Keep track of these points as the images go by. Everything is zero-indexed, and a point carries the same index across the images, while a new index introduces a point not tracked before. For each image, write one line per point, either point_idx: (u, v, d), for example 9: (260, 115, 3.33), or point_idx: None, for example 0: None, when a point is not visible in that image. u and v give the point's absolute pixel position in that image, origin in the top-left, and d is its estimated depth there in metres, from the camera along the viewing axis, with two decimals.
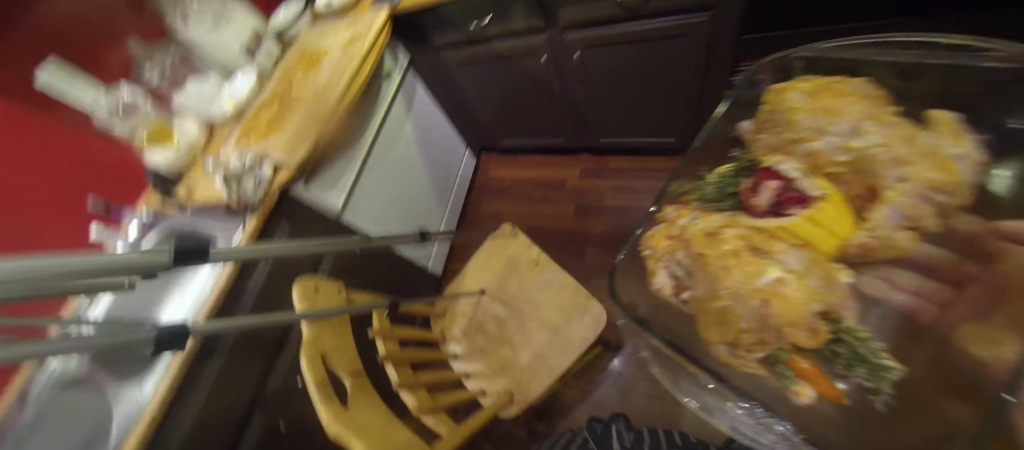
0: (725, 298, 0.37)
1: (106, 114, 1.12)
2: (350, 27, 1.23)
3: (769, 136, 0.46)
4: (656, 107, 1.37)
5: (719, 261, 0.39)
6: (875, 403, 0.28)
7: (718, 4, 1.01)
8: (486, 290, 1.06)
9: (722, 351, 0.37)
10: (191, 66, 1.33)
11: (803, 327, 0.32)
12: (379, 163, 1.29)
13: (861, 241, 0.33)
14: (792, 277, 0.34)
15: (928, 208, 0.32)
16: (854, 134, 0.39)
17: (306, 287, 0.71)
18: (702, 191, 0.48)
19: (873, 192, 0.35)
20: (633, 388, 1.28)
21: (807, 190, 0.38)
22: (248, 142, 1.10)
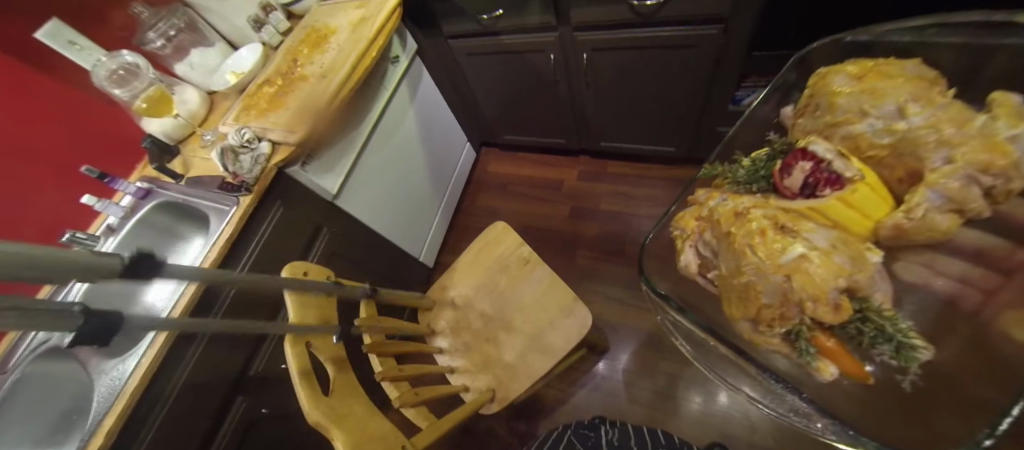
0: (746, 272, 0.28)
1: (104, 78, 1.02)
2: (361, 6, 1.22)
3: (804, 116, 0.37)
4: (661, 112, 1.37)
5: (740, 237, 0.29)
6: (902, 383, 0.28)
7: (731, 17, 1.01)
8: (475, 282, 1.05)
9: (745, 328, 0.31)
10: (198, 33, 1.25)
11: (826, 301, 0.26)
12: (379, 150, 1.28)
13: (896, 223, 0.28)
14: (816, 254, 0.26)
15: (974, 191, 0.27)
16: (905, 110, 0.30)
17: (295, 270, 0.68)
18: (731, 173, 0.39)
19: (918, 177, 0.28)
20: (613, 393, 1.29)
21: (841, 171, 0.30)
22: (248, 119, 1.07)
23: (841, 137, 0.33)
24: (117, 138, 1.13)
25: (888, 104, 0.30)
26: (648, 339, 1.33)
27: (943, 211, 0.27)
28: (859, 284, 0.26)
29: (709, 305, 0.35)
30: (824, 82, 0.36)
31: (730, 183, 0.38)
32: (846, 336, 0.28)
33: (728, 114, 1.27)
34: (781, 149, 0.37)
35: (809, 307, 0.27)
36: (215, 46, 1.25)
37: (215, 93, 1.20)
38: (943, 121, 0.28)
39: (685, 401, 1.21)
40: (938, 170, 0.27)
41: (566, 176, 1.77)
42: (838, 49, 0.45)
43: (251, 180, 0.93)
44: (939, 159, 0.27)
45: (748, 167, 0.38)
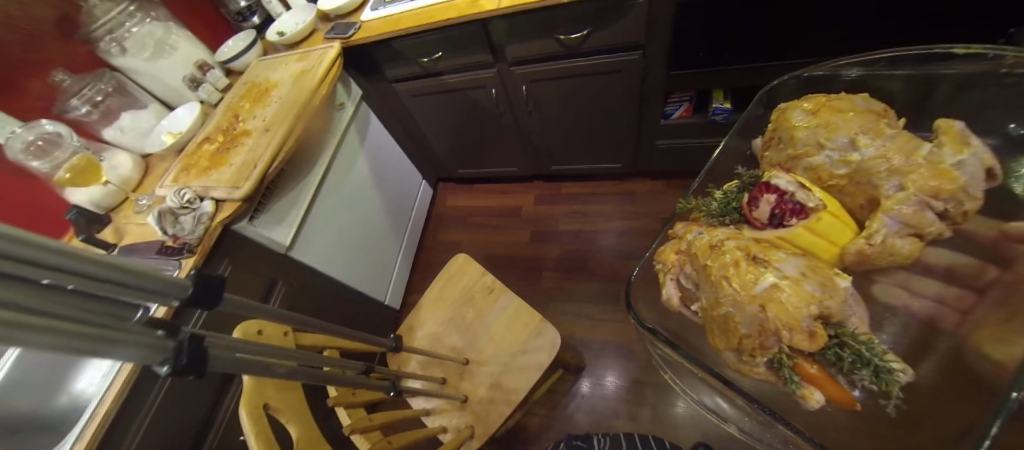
0: (724, 303, 0.29)
1: (20, 150, 0.90)
2: (301, 59, 1.20)
3: (770, 149, 0.40)
4: (606, 134, 1.45)
5: (717, 269, 0.31)
6: (886, 408, 0.28)
7: (647, 44, 1.11)
8: (445, 324, 1.00)
9: (731, 358, 0.30)
10: (128, 96, 1.13)
11: (800, 329, 0.27)
12: (331, 197, 1.22)
13: (859, 248, 0.31)
14: (788, 282, 0.28)
15: (928, 215, 0.30)
16: (857, 142, 0.34)
17: (248, 331, 0.59)
18: (705, 205, 0.40)
19: (874, 203, 0.32)
20: (597, 411, 1.26)
21: (803, 201, 0.33)
22: (188, 179, 0.99)
23: (804, 169, 0.36)
24: (34, 214, 0.98)
25: (840, 136, 0.34)
26: (623, 352, 1.33)
27: (902, 235, 0.30)
28: (831, 310, 0.28)
29: (696, 338, 0.35)
30: (784, 117, 0.39)
31: (704, 217, 0.39)
32: (828, 362, 0.28)
33: (662, 129, 1.38)
34: (751, 181, 0.39)
35: (786, 336, 0.27)
36: (149, 108, 1.16)
37: (150, 155, 1.12)
38: (893, 151, 0.32)
39: (668, 409, 1.20)
40: (892, 197, 0.31)
41: (523, 202, 1.80)
42: (804, 84, 0.49)
43: (194, 240, 0.85)
44: (892, 186, 0.31)
45: (720, 199, 0.39)
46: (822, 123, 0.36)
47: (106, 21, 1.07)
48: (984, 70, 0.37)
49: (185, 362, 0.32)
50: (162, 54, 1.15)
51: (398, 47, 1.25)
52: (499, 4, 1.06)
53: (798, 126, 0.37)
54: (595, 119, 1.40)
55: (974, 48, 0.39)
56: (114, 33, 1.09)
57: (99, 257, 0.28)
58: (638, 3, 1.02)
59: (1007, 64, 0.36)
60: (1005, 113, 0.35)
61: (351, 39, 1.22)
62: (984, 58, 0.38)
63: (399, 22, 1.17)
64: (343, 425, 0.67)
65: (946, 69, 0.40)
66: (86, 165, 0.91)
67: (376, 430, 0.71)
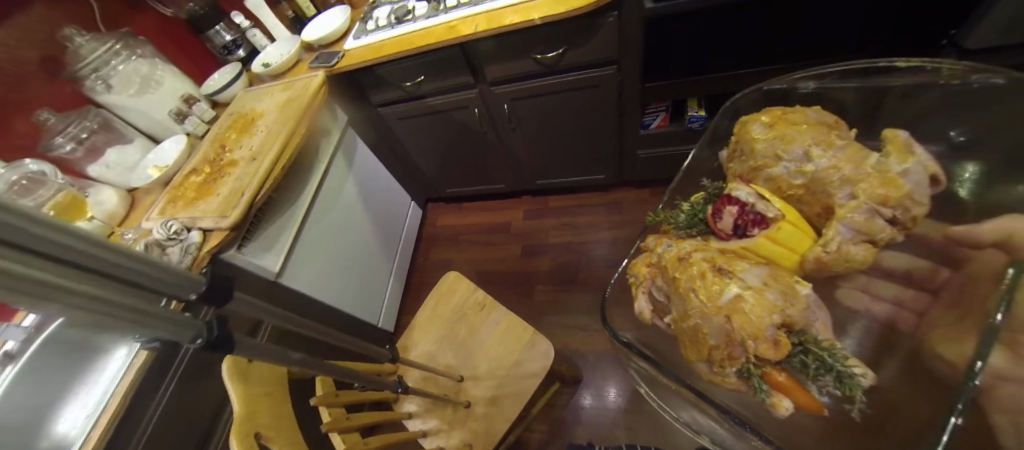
0: (693, 315, 0.29)
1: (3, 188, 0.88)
2: (286, 88, 1.21)
3: (734, 161, 0.40)
4: (587, 147, 1.48)
5: (684, 280, 0.30)
6: (852, 413, 0.28)
7: (621, 59, 1.15)
8: (435, 346, 0.98)
9: (703, 369, 0.30)
10: (113, 131, 1.12)
11: (764, 338, 0.26)
12: (319, 223, 1.21)
13: (816, 256, 0.30)
14: (750, 293, 0.27)
15: (878, 221, 0.30)
16: (810, 153, 0.33)
17: (237, 361, 0.56)
18: (673, 218, 0.40)
19: (829, 211, 0.32)
20: (596, 424, 1.24)
21: (763, 211, 0.33)
22: (174, 211, 0.98)
23: (764, 179, 0.36)
24: None
25: (795, 148, 0.34)
26: (620, 363, 1.32)
27: (856, 242, 0.30)
28: (793, 318, 0.27)
29: (668, 349, 0.34)
30: (744, 129, 0.39)
31: (675, 228, 0.39)
32: (794, 369, 0.27)
33: (642, 139, 1.41)
34: (716, 193, 0.41)
35: (752, 346, 0.27)
36: (134, 143, 1.15)
37: (136, 190, 1.09)
38: (843, 161, 0.32)
39: (669, 418, 1.19)
40: (845, 205, 0.30)
41: (512, 218, 1.81)
42: (764, 96, 0.50)
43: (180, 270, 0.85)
44: (844, 195, 0.31)
45: (687, 211, 0.40)
46: (777, 134, 0.36)
47: (91, 60, 1.07)
48: (930, 81, 0.39)
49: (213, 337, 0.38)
50: (148, 90, 1.15)
51: (381, 73, 1.28)
52: (476, 28, 1.09)
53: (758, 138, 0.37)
54: (576, 133, 1.42)
55: (915, 61, 0.41)
56: (99, 71, 1.08)
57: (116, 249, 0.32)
58: (609, 20, 1.06)
59: (945, 76, 0.39)
60: (949, 121, 0.37)
61: (334, 66, 1.24)
62: (925, 70, 0.40)
63: (380, 50, 1.19)
64: (339, 449, 0.65)
65: (894, 80, 0.41)
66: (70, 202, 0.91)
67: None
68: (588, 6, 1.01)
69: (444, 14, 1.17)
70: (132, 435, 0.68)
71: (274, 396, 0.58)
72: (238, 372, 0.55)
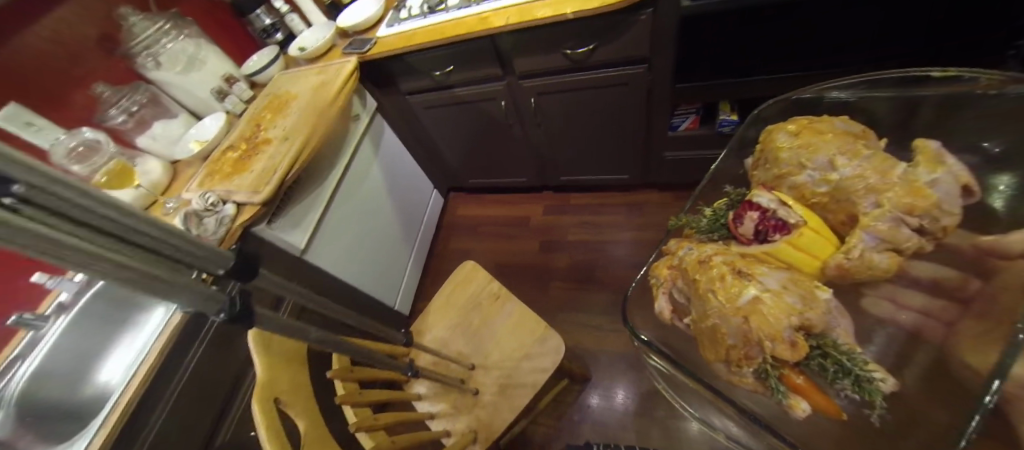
0: (711, 316, 0.29)
1: (62, 154, 0.96)
2: (320, 73, 1.24)
3: (758, 170, 0.40)
4: (613, 145, 1.46)
5: (703, 282, 0.30)
6: (871, 419, 0.27)
7: (653, 58, 1.13)
8: (447, 332, 1.01)
9: (722, 369, 0.30)
10: (160, 106, 1.19)
11: (782, 340, 0.26)
12: (345, 204, 1.25)
13: (837, 263, 0.29)
14: (769, 295, 0.27)
15: (903, 231, 0.29)
16: (835, 163, 0.33)
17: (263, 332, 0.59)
18: (695, 223, 0.40)
19: (855, 220, 0.31)
20: (603, 423, 1.24)
21: (785, 217, 0.32)
22: (212, 184, 1.03)
23: (788, 187, 0.35)
24: None
25: (820, 157, 0.34)
26: (632, 364, 1.31)
27: (881, 250, 0.29)
28: (812, 322, 0.27)
29: (687, 348, 0.34)
30: (769, 138, 0.39)
31: (696, 233, 0.39)
32: (814, 373, 0.27)
33: (670, 141, 1.38)
34: (739, 199, 0.40)
35: (769, 347, 0.27)
36: (178, 118, 1.21)
37: (178, 162, 1.16)
38: (869, 171, 0.31)
39: (678, 423, 1.18)
40: (869, 213, 0.30)
41: (532, 213, 1.81)
42: (789, 105, 0.51)
43: (217, 237, 0.90)
44: (869, 203, 0.30)
45: (710, 216, 0.39)
46: (804, 143, 0.35)
47: (143, 39, 1.14)
48: (964, 90, 0.38)
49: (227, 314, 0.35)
50: (193, 68, 1.20)
51: (411, 62, 1.29)
52: (507, 21, 1.09)
53: (784, 147, 0.37)
54: (602, 130, 1.41)
55: (951, 71, 0.40)
56: (150, 49, 1.15)
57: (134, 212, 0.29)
58: (642, 18, 1.04)
59: (982, 86, 0.37)
60: (986, 131, 0.35)
61: (366, 54, 1.27)
62: (958, 80, 0.39)
63: (412, 39, 1.21)
64: (350, 422, 0.68)
65: (925, 90, 0.41)
66: (122, 170, 1.00)
67: (382, 429, 0.72)
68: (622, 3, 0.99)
69: (477, 5, 1.17)
70: (162, 394, 0.73)
71: (291, 368, 0.61)
72: (263, 342, 0.58)
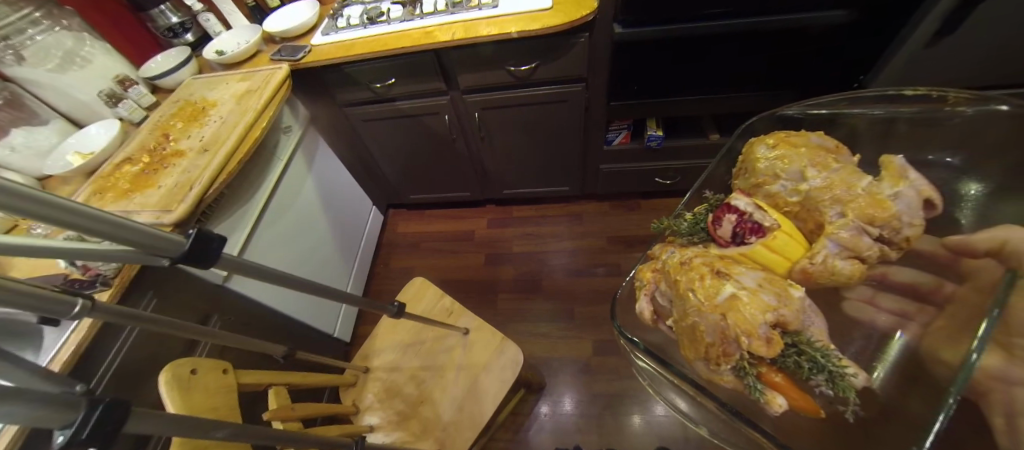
0: (690, 314, 0.30)
1: None
2: (245, 79, 1.13)
3: (738, 178, 0.42)
4: (560, 159, 1.51)
5: (684, 281, 0.32)
6: (846, 415, 0.29)
7: (591, 77, 1.21)
8: (397, 356, 0.94)
9: (701, 368, 0.31)
10: (23, 110, 0.99)
11: (758, 335, 0.28)
12: (275, 221, 1.13)
13: (802, 267, 0.32)
14: (745, 292, 0.29)
15: (865, 239, 0.32)
16: (805, 174, 0.36)
17: (178, 372, 0.51)
18: (675, 226, 0.41)
19: (821, 228, 0.34)
20: (560, 429, 1.24)
21: (761, 220, 0.35)
22: (101, 203, 0.87)
23: (763, 195, 0.38)
24: None
25: (794, 168, 0.36)
26: (581, 370, 1.33)
27: (842, 257, 0.32)
28: (786, 318, 0.29)
29: (674, 349, 0.34)
30: (750, 150, 0.41)
31: (676, 236, 0.40)
32: (789, 369, 0.29)
33: (605, 155, 1.48)
34: (717, 203, 0.41)
35: (745, 343, 0.28)
36: (49, 125, 1.01)
37: (50, 176, 0.98)
38: (836, 182, 0.34)
39: (626, 420, 1.22)
40: (834, 222, 0.33)
41: (476, 226, 1.79)
42: (775, 122, 0.49)
43: (110, 271, 0.74)
44: (834, 213, 0.33)
45: (690, 219, 0.40)
46: (790, 158, 0.37)
47: (2, 26, 0.93)
48: (938, 107, 0.40)
49: (86, 434, 0.27)
50: (71, 66, 1.02)
51: (348, 72, 1.22)
52: (453, 36, 1.09)
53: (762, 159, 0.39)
54: (547, 145, 1.45)
55: (921, 90, 0.42)
56: (10, 40, 0.94)
57: (83, 211, 0.29)
58: (581, 41, 1.10)
59: (949, 103, 0.40)
60: (937, 148, 0.39)
61: (301, 61, 1.17)
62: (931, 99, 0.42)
63: (351, 49, 1.15)
64: None
65: (903, 109, 0.42)
66: None
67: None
68: (564, 26, 1.04)
69: (420, 20, 1.15)
70: None
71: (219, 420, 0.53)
72: (179, 386, 0.50)
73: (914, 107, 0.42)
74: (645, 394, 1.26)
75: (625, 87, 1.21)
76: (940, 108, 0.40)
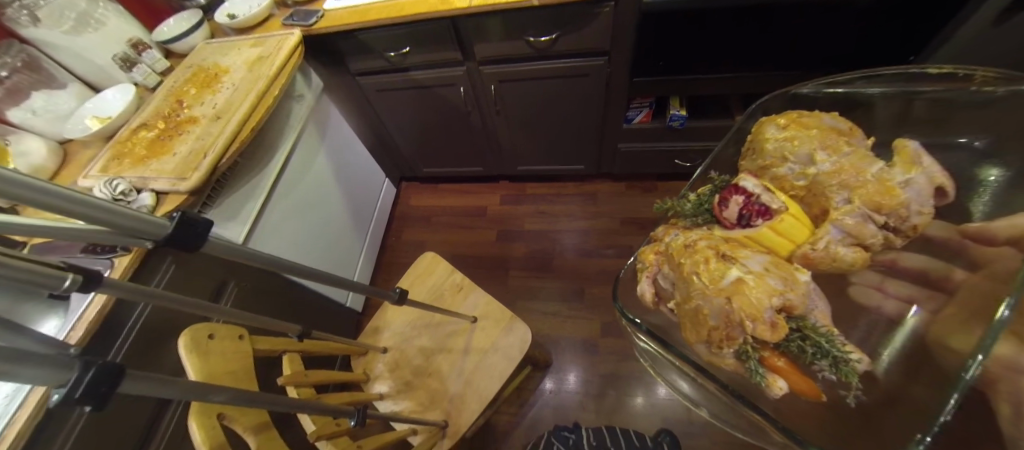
0: (695, 297, 0.30)
1: None
2: (257, 45, 1.12)
3: (745, 159, 0.40)
4: (574, 137, 1.48)
5: (688, 265, 0.31)
6: (847, 399, 0.30)
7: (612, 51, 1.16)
8: (408, 325, 0.98)
9: (702, 350, 0.31)
10: (41, 72, 1.00)
11: (763, 320, 0.28)
12: (289, 191, 1.15)
13: (804, 253, 0.32)
14: (751, 277, 0.29)
15: (869, 226, 0.32)
16: (815, 157, 0.34)
17: (197, 336, 0.54)
18: (680, 207, 0.40)
19: (825, 213, 0.33)
20: (563, 406, 1.28)
21: (768, 203, 0.34)
22: (120, 169, 0.90)
23: (769, 177, 0.36)
24: None
25: (802, 151, 0.35)
26: (586, 349, 1.36)
27: (845, 244, 0.32)
28: (792, 303, 0.29)
29: (675, 331, 0.34)
30: (759, 130, 0.39)
31: (680, 218, 0.39)
32: (793, 354, 0.29)
33: (623, 133, 1.43)
34: (723, 184, 0.40)
35: (749, 327, 0.28)
36: (68, 89, 1.03)
37: (70, 141, 1.01)
38: (846, 167, 0.33)
39: (628, 400, 1.25)
40: (840, 208, 0.32)
41: (488, 203, 1.79)
42: (790, 101, 0.47)
43: None
44: (841, 199, 0.32)
45: (693, 201, 0.39)
46: (797, 139, 0.35)
47: None
48: (963, 86, 0.38)
49: (81, 394, 0.29)
50: (86, 29, 1.02)
51: (362, 39, 1.19)
52: (470, 3, 1.05)
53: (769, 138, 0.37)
54: (562, 121, 1.42)
55: (947, 68, 0.40)
56: (24, 0, 0.95)
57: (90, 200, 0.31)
58: (605, 10, 1.04)
59: (976, 83, 0.38)
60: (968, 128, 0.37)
61: (312, 27, 1.15)
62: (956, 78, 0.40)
63: (365, 15, 1.12)
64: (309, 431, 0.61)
65: (927, 87, 0.40)
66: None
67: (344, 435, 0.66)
68: None
69: None
70: (67, 419, 0.62)
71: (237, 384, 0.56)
72: (198, 349, 0.53)
73: (936, 87, 0.40)
74: (650, 375, 1.28)
75: (649, 62, 1.16)
76: (964, 88, 0.38)
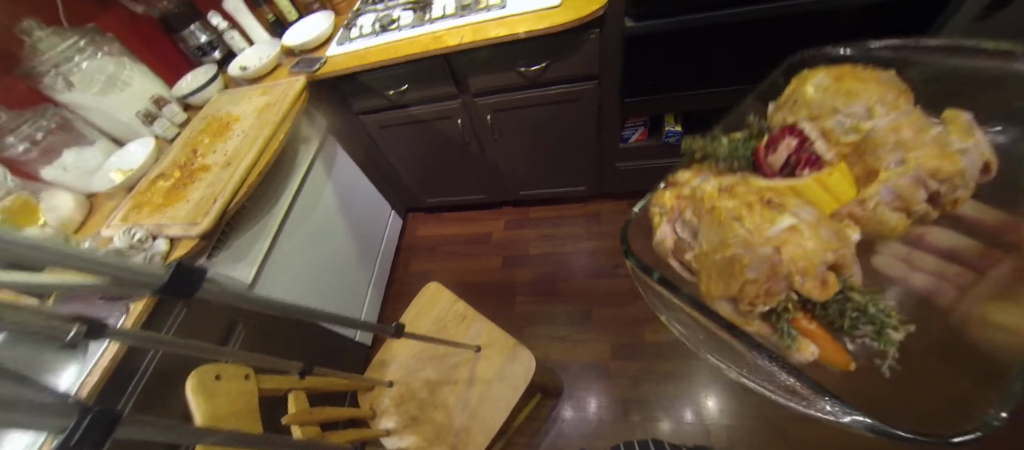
0: (733, 245, 0.27)
1: None
2: (264, 94, 1.16)
3: (779, 110, 0.36)
4: (569, 158, 1.50)
5: (728, 210, 0.28)
6: (881, 369, 0.27)
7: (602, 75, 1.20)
8: (417, 355, 0.95)
9: (726, 308, 0.28)
10: (73, 132, 1.04)
11: (814, 274, 0.25)
12: (296, 228, 1.16)
13: (849, 210, 0.28)
14: (805, 225, 0.26)
15: (922, 192, 0.28)
16: (873, 112, 0.30)
17: (205, 377, 0.53)
18: (711, 147, 0.36)
19: (871, 175, 0.29)
20: (580, 435, 1.23)
21: (821, 153, 0.31)
22: (139, 218, 0.92)
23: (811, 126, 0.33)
24: None
25: (859, 104, 0.31)
26: (601, 373, 1.32)
27: (894, 208, 0.28)
28: (845, 259, 0.26)
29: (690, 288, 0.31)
30: (805, 79, 0.36)
31: (711, 160, 0.36)
32: (829, 319, 0.27)
33: (620, 152, 1.45)
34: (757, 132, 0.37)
35: (797, 281, 0.26)
36: (95, 145, 1.06)
37: (96, 194, 1.03)
38: (905, 124, 0.29)
39: (649, 424, 1.20)
40: (892, 169, 0.28)
41: (492, 229, 1.79)
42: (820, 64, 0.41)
43: None
44: (894, 160, 0.28)
45: (728, 144, 0.36)
46: (846, 90, 0.32)
47: (52, 55, 1.00)
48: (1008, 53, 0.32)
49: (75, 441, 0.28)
50: (113, 89, 1.08)
51: (364, 80, 1.25)
52: (462, 40, 1.09)
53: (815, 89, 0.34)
54: (558, 143, 1.44)
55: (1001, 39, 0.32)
56: (60, 68, 1.01)
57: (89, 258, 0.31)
58: (591, 36, 1.09)
59: None
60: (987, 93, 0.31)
61: (316, 73, 1.20)
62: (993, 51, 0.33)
63: (365, 58, 1.17)
64: None
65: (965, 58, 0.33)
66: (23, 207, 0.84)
67: None
68: (577, 22, 1.03)
69: (431, 25, 1.16)
70: None
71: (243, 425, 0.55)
72: (204, 392, 0.52)
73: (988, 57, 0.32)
74: (670, 398, 1.22)
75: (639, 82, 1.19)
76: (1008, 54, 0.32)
